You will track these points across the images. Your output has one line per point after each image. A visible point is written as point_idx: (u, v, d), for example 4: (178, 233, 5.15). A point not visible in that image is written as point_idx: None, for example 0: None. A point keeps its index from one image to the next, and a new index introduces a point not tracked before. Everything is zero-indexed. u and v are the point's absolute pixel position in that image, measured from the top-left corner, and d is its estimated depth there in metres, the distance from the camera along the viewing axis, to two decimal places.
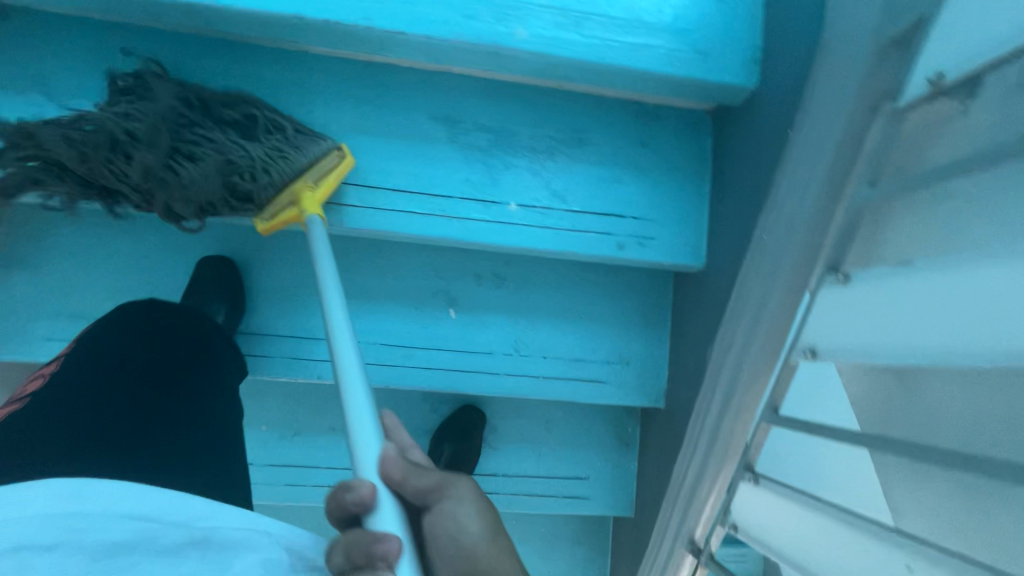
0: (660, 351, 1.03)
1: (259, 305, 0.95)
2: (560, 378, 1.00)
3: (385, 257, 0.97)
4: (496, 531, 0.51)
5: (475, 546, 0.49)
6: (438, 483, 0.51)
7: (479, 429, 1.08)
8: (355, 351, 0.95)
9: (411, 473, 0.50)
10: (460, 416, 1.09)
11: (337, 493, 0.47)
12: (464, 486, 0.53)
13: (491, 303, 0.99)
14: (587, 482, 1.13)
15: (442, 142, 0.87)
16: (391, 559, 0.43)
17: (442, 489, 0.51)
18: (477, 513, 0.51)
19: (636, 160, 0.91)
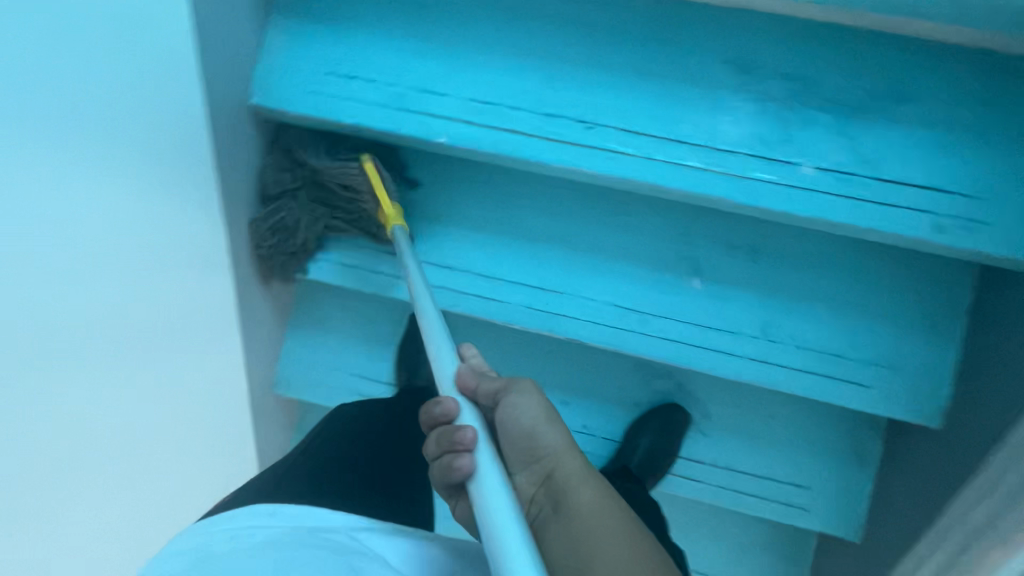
0: (946, 361, 0.85)
1: (497, 248, 0.93)
2: (812, 373, 0.88)
3: (629, 215, 0.91)
4: (550, 418, 0.67)
5: (556, 448, 0.64)
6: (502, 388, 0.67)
7: (678, 430, 1.00)
8: (588, 309, 0.91)
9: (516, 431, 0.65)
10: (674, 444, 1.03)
11: (427, 406, 0.67)
12: (532, 402, 0.66)
13: (741, 277, 0.89)
14: (806, 493, 1.01)
15: (731, 89, 0.76)
16: (452, 414, 0.64)
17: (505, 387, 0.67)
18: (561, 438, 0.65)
19: (976, 123, 0.73)
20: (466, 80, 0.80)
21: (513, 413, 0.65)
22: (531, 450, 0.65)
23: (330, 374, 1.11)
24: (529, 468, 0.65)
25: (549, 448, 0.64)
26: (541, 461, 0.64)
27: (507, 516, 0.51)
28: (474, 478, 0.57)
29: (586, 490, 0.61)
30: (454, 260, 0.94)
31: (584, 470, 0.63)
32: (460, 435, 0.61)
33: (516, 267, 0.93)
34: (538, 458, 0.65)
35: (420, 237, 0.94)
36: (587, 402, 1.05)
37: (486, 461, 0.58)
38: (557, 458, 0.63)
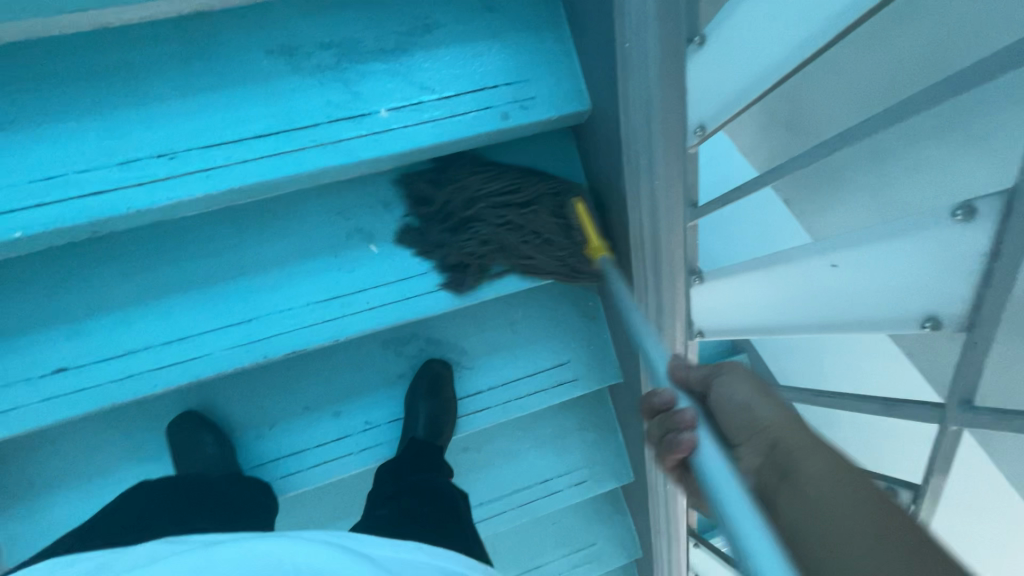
0: (587, 211, 1.03)
1: (171, 309, 0.88)
2: (503, 270, 1.00)
3: (285, 218, 0.93)
4: (767, 394, 0.60)
5: (772, 419, 0.57)
6: (711, 375, 0.65)
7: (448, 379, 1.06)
8: (292, 317, 0.92)
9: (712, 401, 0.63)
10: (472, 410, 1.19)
11: (642, 398, 0.64)
12: (738, 373, 0.63)
13: (408, 225, 0.97)
14: (569, 365, 1.15)
15: (287, 72, 0.82)
16: (671, 403, 0.62)
17: (719, 371, 0.64)
18: (742, 393, 0.61)
19: (488, 28, 0.88)
20: (15, 165, 0.74)
21: (728, 396, 0.62)
22: (747, 425, 0.58)
23: (71, 532, 0.95)
24: (750, 442, 0.57)
25: (767, 420, 0.57)
26: (757, 437, 0.57)
27: (735, 501, 0.47)
28: (699, 451, 0.54)
29: (814, 461, 0.51)
30: (130, 342, 0.87)
31: (789, 420, 0.56)
32: (678, 415, 0.58)
33: (200, 316, 0.89)
34: (752, 435, 0.58)
35: (77, 339, 0.85)
36: (357, 398, 1.06)
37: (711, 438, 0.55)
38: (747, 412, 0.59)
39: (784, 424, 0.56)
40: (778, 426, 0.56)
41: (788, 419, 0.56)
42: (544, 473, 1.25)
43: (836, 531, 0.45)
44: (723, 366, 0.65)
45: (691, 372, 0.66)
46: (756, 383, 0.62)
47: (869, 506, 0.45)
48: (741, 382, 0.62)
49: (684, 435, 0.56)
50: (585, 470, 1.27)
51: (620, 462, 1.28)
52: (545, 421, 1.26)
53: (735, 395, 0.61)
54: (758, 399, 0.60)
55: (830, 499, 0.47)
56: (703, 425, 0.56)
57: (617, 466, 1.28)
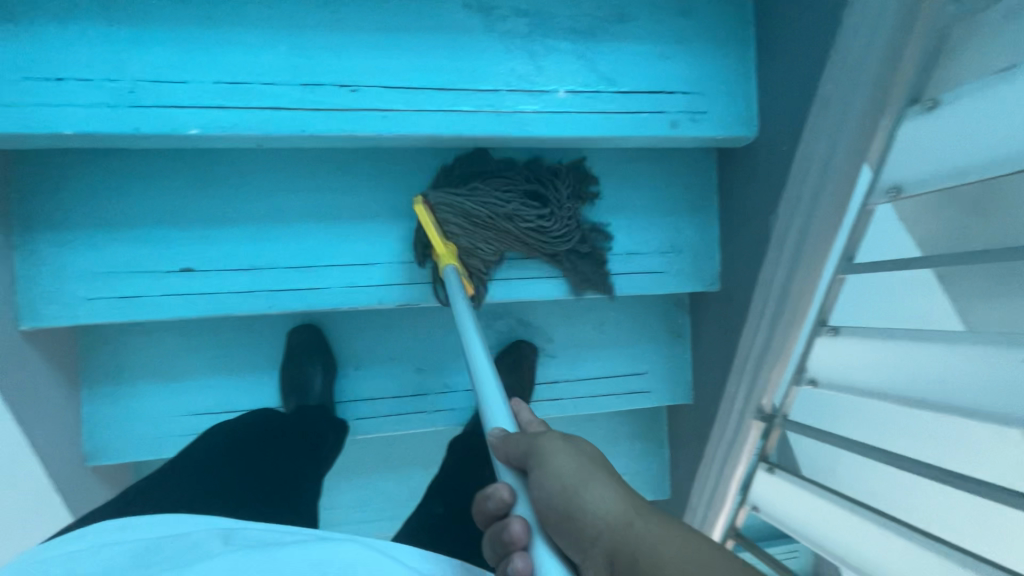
0: (711, 232, 1.03)
1: (302, 236, 0.88)
2: (619, 273, 1.00)
3: (428, 173, 0.93)
4: (593, 473, 0.51)
5: (561, 470, 0.51)
6: (527, 451, 0.53)
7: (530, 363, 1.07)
8: (413, 272, 0.92)
9: (537, 494, 0.51)
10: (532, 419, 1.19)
11: (476, 501, 0.54)
12: (569, 461, 0.52)
13: None
14: (645, 376, 1.16)
15: (479, 31, 0.80)
16: (508, 503, 0.52)
17: (532, 456, 0.52)
18: (568, 474, 0.50)
19: (678, 31, 0.87)
20: (205, 62, 0.73)
21: (551, 485, 0.50)
22: (578, 538, 0.48)
23: (149, 426, 0.97)
24: (534, 533, 0.49)
25: (603, 520, 0.48)
26: (596, 553, 0.48)
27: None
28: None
29: (596, 487, 0.50)
30: (256, 258, 0.87)
31: (622, 519, 0.49)
32: (509, 530, 0.49)
33: (326, 249, 0.89)
34: (589, 551, 0.48)
35: (209, 244, 0.86)
36: (441, 360, 1.07)
37: (548, 562, 0.47)
38: (571, 519, 0.49)
39: (619, 532, 0.48)
40: (615, 527, 0.48)
41: (624, 512, 0.49)
42: None
43: None
44: (547, 445, 0.52)
45: (502, 442, 0.56)
46: (597, 474, 0.51)
47: None
48: (570, 454, 0.52)
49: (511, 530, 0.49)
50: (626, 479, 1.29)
51: (661, 478, 1.30)
52: (600, 422, 1.28)
53: (564, 467, 0.51)
54: (598, 490, 0.49)
55: None
56: (539, 536, 0.49)
57: (657, 482, 1.30)
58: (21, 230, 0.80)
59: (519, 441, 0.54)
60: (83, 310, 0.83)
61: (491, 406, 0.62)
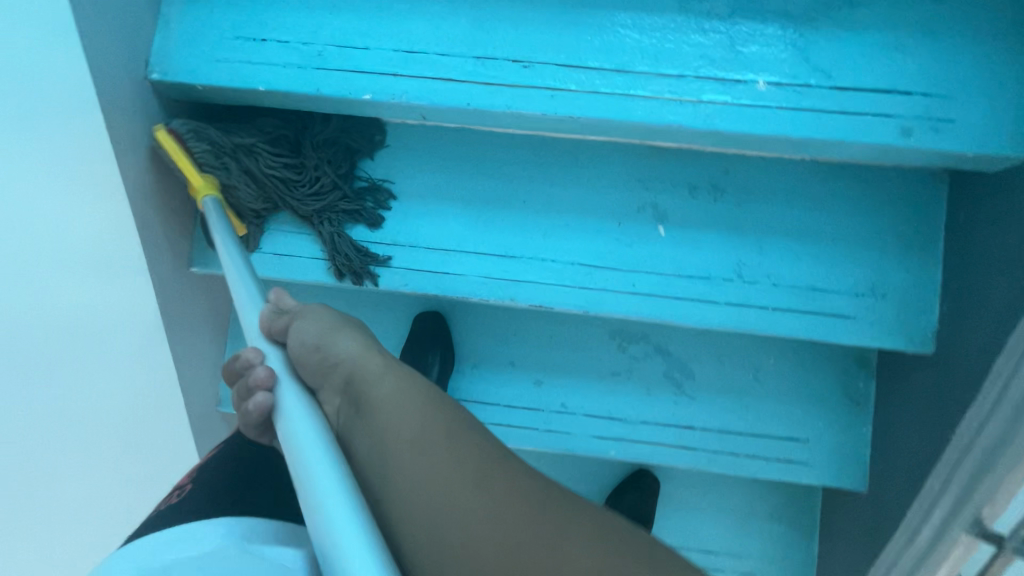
0: (930, 280, 0.81)
1: (447, 218, 0.86)
2: (794, 311, 0.82)
3: (585, 168, 0.85)
4: (367, 343, 0.61)
5: (352, 355, 0.59)
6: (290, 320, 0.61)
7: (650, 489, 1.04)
8: (551, 271, 0.84)
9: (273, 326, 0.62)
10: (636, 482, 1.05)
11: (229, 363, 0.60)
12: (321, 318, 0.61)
13: (705, 219, 0.83)
14: (806, 446, 0.94)
15: (673, 11, 0.72)
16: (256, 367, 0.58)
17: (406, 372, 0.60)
18: (359, 352, 0.60)
19: (926, 21, 0.70)
20: (389, 30, 0.73)
21: (302, 337, 0.59)
22: (323, 372, 0.59)
23: None
24: (330, 385, 0.60)
25: (341, 357, 0.59)
26: (330, 378, 0.59)
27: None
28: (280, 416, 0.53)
29: (501, 479, 0.51)
30: (400, 235, 0.87)
31: (422, 410, 0.56)
32: (253, 379, 0.56)
33: (468, 235, 0.86)
34: (325, 377, 0.59)
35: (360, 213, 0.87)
36: (561, 376, 0.97)
37: (291, 402, 0.53)
38: (371, 414, 0.56)
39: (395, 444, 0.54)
40: (412, 442, 0.54)
41: (405, 381, 0.59)
42: (710, 544, 1.06)
43: (455, 515, 0.49)
44: (303, 308, 0.63)
45: (273, 323, 0.62)
46: (334, 321, 0.61)
47: (547, 500, 0.50)
48: (373, 353, 0.60)
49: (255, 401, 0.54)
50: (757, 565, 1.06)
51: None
52: (735, 489, 1.07)
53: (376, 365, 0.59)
54: (360, 352, 0.60)
55: (488, 504, 0.49)
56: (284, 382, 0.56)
57: None
58: None
59: (308, 333, 0.59)
60: None
61: (240, 276, 0.68)
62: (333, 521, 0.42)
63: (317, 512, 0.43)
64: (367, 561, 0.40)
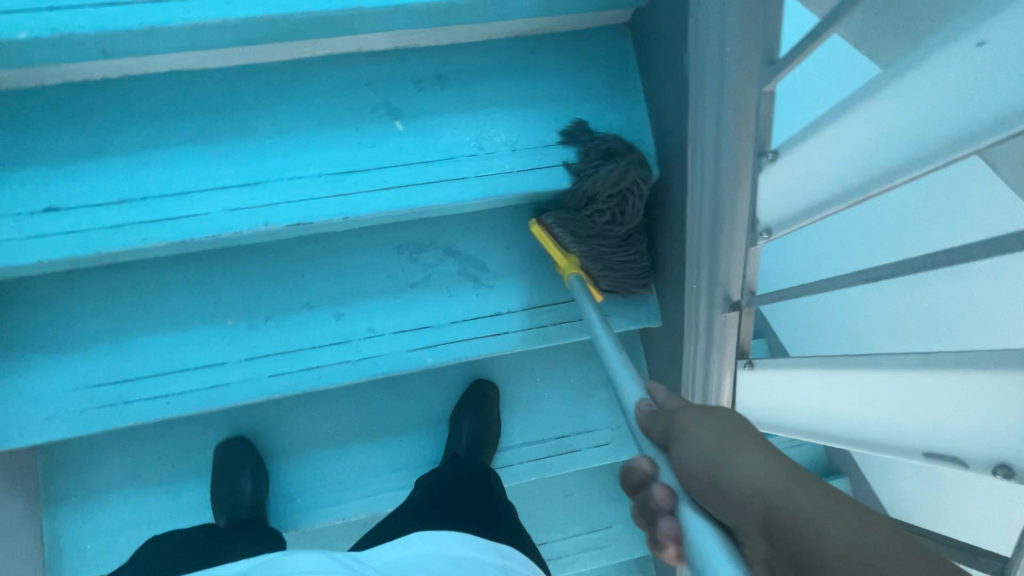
0: (639, 114, 0.92)
1: (175, 160, 0.82)
2: (537, 168, 0.89)
3: (309, 82, 0.86)
4: (737, 438, 0.43)
5: (711, 449, 0.43)
6: (671, 417, 0.50)
7: (494, 402, 1.07)
8: (300, 186, 0.83)
9: (649, 420, 0.54)
10: (473, 393, 1.08)
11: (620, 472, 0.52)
12: (718, 414, 0.47)
13: (436, 104, 0.88)
14: (601, 299, 1.01)
15: None
16: (650, 470, 0.50)
17: (676, 424, 0.49)
18: (706, 425, 0.45)
19: None
20: None
21: (693, 436, 0.46)
22: (710, 486, 0.43)
23: (47, 401, 0.89)
24: (746, 527, 0.40)
25: (748, 479, 0.40)
26: (727, 512, 0.41)
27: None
28: (695, 552, 0.41)
29: (794, 488, 0.38)
30: (127, 190, 0.81)
31: (742, 443, 0.42)
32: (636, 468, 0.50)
33: (201, 171, 0.82)
34: (716, 498, 0.42)
35: (75, 179, 0.80)
36: (362, 302, 0.96)
37: (710, 526, 0.42)
38: (679, 461, 0.46)
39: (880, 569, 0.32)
40: (761, 497, 0.38)
41: (730, 437, 0.43)
42: (562, 428, 1.11)
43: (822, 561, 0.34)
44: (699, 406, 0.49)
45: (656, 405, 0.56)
46: (715, 412, 0.47)
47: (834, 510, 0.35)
48: (708, 425, 0.45)
49: (664, 527, 0.45)
50: (607, 432, 1.11)
51: None
52: (567, 370, 1.12)
53: (702, 428, 0.45)
54: (705, 431, 0.45)
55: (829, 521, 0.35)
56: (685, 502, 0.45)
57: None
58: None
59: (661, 428, 0.50)
60: None
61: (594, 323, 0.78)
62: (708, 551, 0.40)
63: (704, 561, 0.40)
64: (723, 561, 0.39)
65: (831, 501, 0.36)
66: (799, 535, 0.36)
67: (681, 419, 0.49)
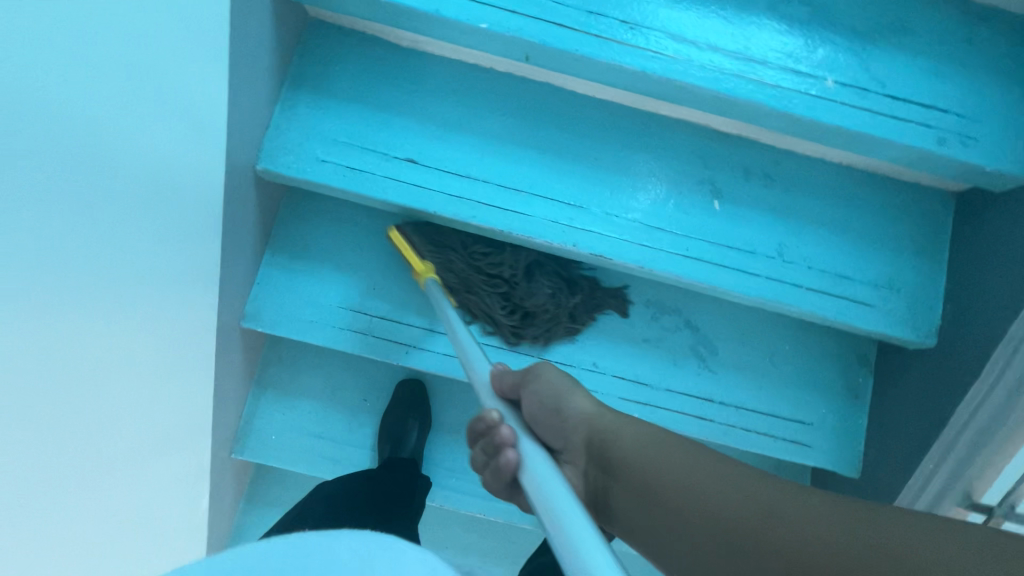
0: (936, 282, 0.93)
1: (524, 161, 0.91)
2: (823, 293, 0.91)
3: (654, 138, 0.93)
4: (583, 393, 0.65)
5: (585, 412, 0.64)
6: (522, 378, 0.67)
7: None
8: (617, 225, 0.91)
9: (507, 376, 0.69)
10: None
11: (473, 419, 0.65)
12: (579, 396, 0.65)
13: (755, 198, 0.92)
14: (812, 429, 1.02)
15: (760, 10, 0.82)
16: (510, 439, 0.55)
17: (528, 373, 0.66)
18: (561, 380, 0.65)
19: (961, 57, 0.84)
20: None
21: (546, 388, 0.65)
22: (559, 428, 0.65)
23: (309, 307, 0.99)
24: (573, 455, 0.65)
25: (577, 416, 0.64)
26: (571, 442, 0.64)
27: (562, 497, 0.44)
28: (524, 468, 0.51)
29: (731, 470, 0.56)
30: (475, 169, 0.90)
31: (661, 442, 0.61)
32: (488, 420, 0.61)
33: (540, 178, 0.91)
34: (567, 441, 0.65)
35: (440, 143, 0.90)
36: (597, 337, 1.01)
37: (529, 450, 0.53)
38: (523, 397, 0.66)
39: (778, 518, 0.50)
40: (658, 447, 0.61)
41: (567, 385, 0.65)
42: None
43: (751, 526, 0.51)
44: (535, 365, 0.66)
45: (506, 379, 0.68)
46: (573, 381, 0.66)
47: (770, 489, 0.53)
48: (608, 411, 0.65)
49: (505, 455, 0.53)
50: None
51: None
52: None
53: (576, 393, 0.65)
54: (580, 399, 0.64)
55: (736, 491, 0.54)
56: (525, 436, 0.55)
57: None
58: (293, 86, 0.89)
59: (546, 396, 0.65)
60: (312, 170, 0.88)
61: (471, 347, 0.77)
62: (575, 535, 0.39)
63: (566, 545, 0.39)
64: (598, 549, 0.38)
65: (756, 480, 0.55)
66: (722, 495, 0.55)
67: (525, 381, 0.66)
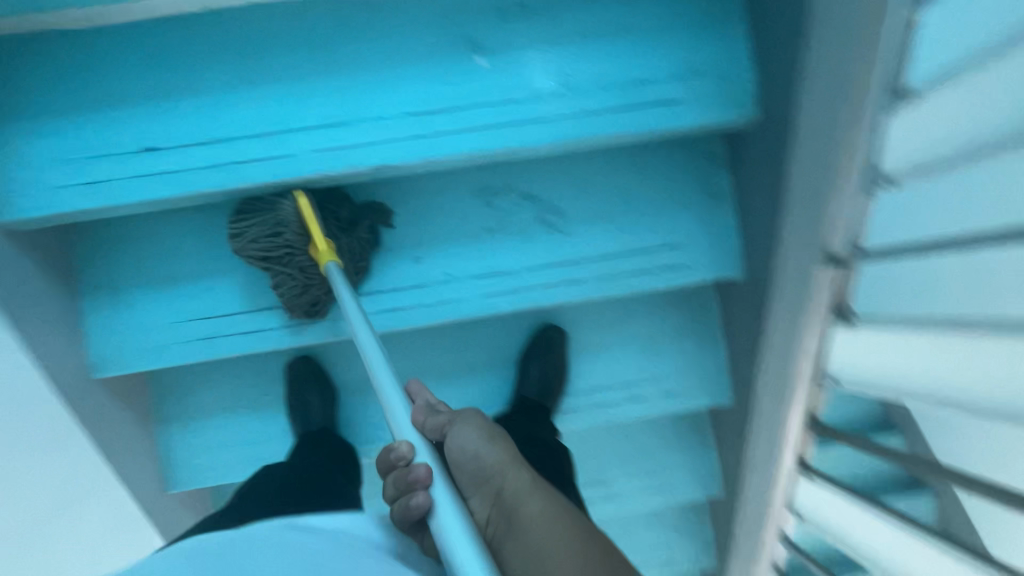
0: (739, 48, 0.84)
1: (264, 101, 0.82)
2: (627, 108, 0.83)
3: (390, 16, 0.82)
4: (491, 437, 0.63)
5: (501, 464, 0.62)
6: (448, 420, 0.64)
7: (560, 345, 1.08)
8: (385, 128, 0.82)
9: (429, 414, 0.65)
10: (542, 335, 1.09)
11: (382, 452, 0.61)
12: (472, 419, 0.64)
13: (519, 37, 0.83)
14: (683, 249, 0.97)
15: None
16: (408, 456, 0.59)
17: (451, 421, 0.63)
18: (479, 435, 0.63)
19: None
20: None
21: (460, 443, 0.62)
22: (479, 478, 0.62)
23: (150, 334, 0.95)
24: (481, 490, 0.62)
25: (490, 464, 0.62)
26: (480, 485, 0.62)
27: (467, 543, 0.48)
28: (433, 512, 0.52)
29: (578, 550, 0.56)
30: (215, 131, 0.82)
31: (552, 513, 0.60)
32: (397, 452, 0.59)
33: (287, 111, 0.82)
34: (477, 484, 0.62)
35: (168, 118, 0.82)
36: (438, 248, 0.96)
37: (443, 495, 0.53)
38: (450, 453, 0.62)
39: None
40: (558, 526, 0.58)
41: (489, 439, 0.63)
42: (631, 377, 1.11)
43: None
44: (458, 413, 0.64)
45: (428, 421, 0.64)
46: (488, 428, 0.64)
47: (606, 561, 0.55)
48: (521, 475, 0.62)
49: (417, 499, 0.54)
50: (677, 381, 1.10)
51: (718, 379, 1.10)
52: (638, 319, 1.11)
53: (470, 437, 0.62)
54: (474, 443, 0.62)
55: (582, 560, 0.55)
56: (440, 481, 0.55)
57: (714, 382, 1.10)
58: None
59: (465, 443, 0.62)
60: (52, 201, 0.81)
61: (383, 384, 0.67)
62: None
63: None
64: None
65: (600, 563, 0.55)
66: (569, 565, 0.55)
67: (449, 427, 0.63)
